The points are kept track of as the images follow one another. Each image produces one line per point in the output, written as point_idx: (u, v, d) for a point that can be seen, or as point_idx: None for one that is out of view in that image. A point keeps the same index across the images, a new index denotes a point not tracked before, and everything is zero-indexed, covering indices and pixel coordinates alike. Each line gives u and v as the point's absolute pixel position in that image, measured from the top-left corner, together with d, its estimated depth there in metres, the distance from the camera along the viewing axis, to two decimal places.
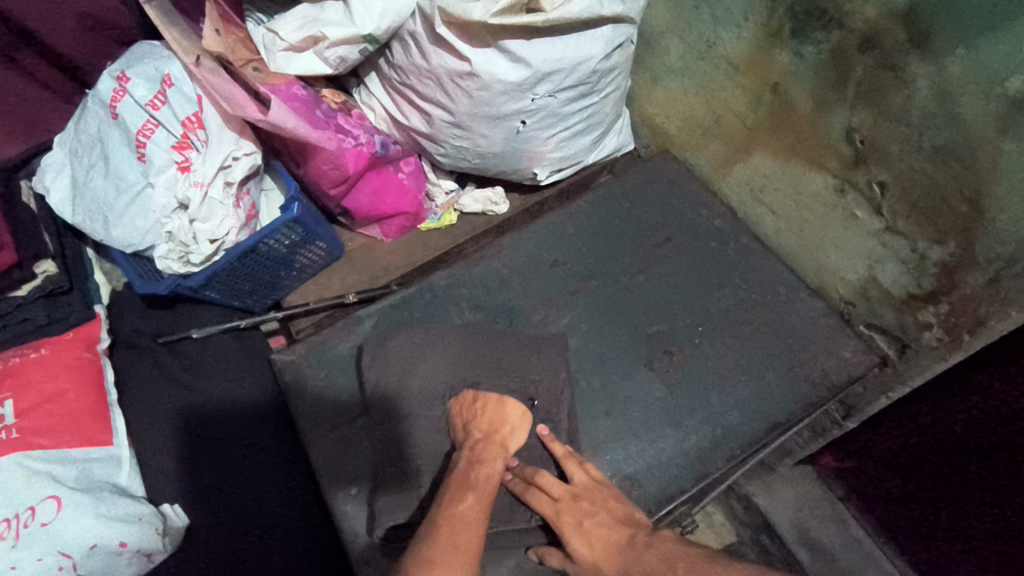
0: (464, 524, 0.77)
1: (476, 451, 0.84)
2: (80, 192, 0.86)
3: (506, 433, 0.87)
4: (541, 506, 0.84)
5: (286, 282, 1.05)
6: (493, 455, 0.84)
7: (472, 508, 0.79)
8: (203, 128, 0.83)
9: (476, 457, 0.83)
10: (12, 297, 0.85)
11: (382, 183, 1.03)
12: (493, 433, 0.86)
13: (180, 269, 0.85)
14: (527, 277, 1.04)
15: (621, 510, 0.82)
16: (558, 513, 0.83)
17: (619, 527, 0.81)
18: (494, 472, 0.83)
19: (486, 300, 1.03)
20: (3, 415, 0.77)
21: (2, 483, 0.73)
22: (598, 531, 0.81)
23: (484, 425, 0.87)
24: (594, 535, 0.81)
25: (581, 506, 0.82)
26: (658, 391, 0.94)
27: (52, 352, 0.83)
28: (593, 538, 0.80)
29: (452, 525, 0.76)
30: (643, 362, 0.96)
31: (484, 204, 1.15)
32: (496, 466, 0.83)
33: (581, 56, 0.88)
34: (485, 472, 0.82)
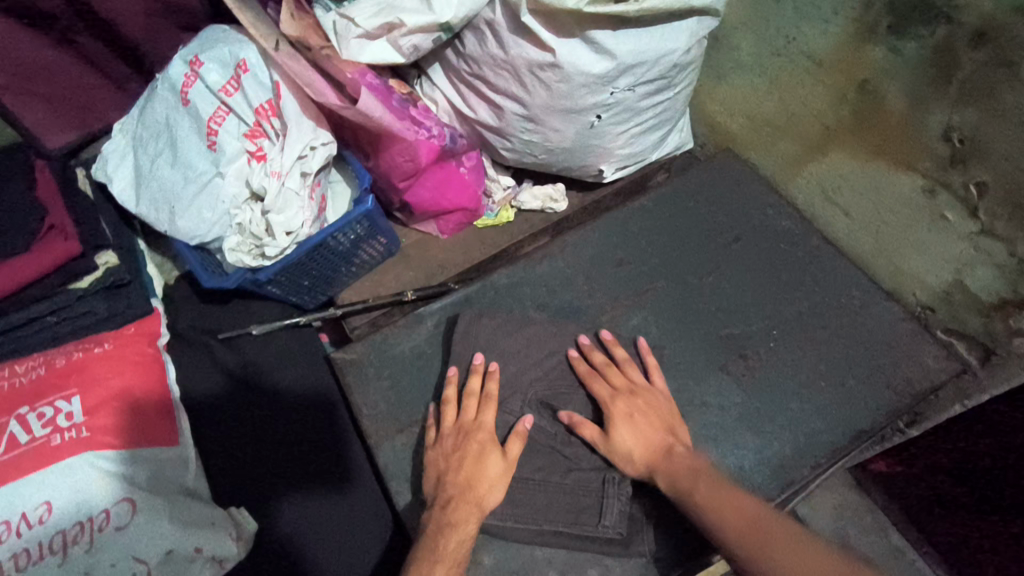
0: (457, 532, 0.76)
1: (455, 453, 0.81)
2: (145, 181, 0.83)
3: (501, 458, 0.81)
4: (598, 390, 0.85)
5: (343, 278, 1.02)
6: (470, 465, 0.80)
7: (471, 531, 0.77)
8: (278, 116, 0.80)
9: (450, 449, 0.82)
10: (72, 289, 0.80)
11: (445, 177, 0.99)
12: (479, 458, 0.80)
13: (252, 262, 0.81)
14: (591, 275, 1.01)
15: (666, 417, 0.84)
16: (612, 399, 0.84)
17: (664, 431, 0.82)
18: (487, 496, 0.79)
19: (551, 299, 0.99)
20: (70, 413, 0.73)
21: (74, 482, 0.69)
22: (642, 428, 0.81)
23: (455, 413, 0.85)
24: (640, 431, 0.81)
25: (637, 403, 0.84)
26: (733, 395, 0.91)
27: (115, 347, 0.80)
28: (637, 426, 0.81)
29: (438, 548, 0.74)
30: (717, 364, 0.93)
31: (543, 200, 1.11)
32: (493, 487, 0.80)
33: (664, 49, 0.86)
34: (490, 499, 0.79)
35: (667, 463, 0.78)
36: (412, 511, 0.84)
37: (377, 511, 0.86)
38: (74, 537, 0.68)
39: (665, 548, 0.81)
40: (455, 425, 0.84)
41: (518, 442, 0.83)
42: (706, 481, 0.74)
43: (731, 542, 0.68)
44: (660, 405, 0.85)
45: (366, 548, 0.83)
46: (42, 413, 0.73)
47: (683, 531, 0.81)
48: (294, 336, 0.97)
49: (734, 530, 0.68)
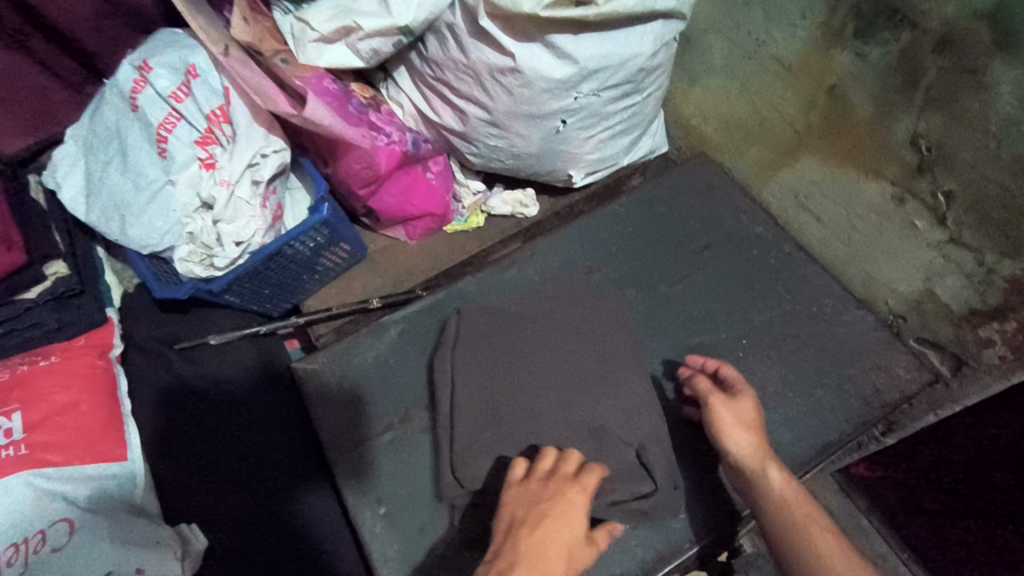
0: None
1: (543, 503, 0.67)
2: (95, 189, 0.81)
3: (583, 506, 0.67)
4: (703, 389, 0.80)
5: (306, 286, 1.01)
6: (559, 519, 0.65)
7: None
8: (229, 122, 0.79)
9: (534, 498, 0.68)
10: (21, 299, 0.79)
11: (410, 183, 0.98)
12: (569, 513, 0.66)
13: (202, 272, 0.80)
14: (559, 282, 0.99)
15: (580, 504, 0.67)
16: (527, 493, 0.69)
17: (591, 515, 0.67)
18: (517, 541, 0.63)
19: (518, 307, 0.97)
20: (10, 429, 0.71)
21: (11, 504, 0.68)
22: (572, 515, 0.66)
23: (542, 470, 0.71)
24: (561, 506, 0.66)
25: (561, 501, 0.67)
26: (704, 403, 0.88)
27: (62, 361, 0.77)
28: (559, 523, 0.65)
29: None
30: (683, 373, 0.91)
31: (513, 205, 1.10)
32: (537, 537, 0.63)
33: (628, 54, 0.84)
34: (555, 563, 0.62)
35: (778, 462, 0.75)
36: (371, 525, 0.82)
37: (333, 531, 0.85)
38: (8, 559, 0.65)
39: (627, 563, 0.79)
40: (526, 472, 0.71)
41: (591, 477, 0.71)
42: (812, 509, 0.70)
43: (795, 539, 0.68)
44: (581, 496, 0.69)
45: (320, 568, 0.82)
46: None
47: (645, 545, 0.80)
48: (254, 346, 0.95)
49: (818, 561, 0.65)
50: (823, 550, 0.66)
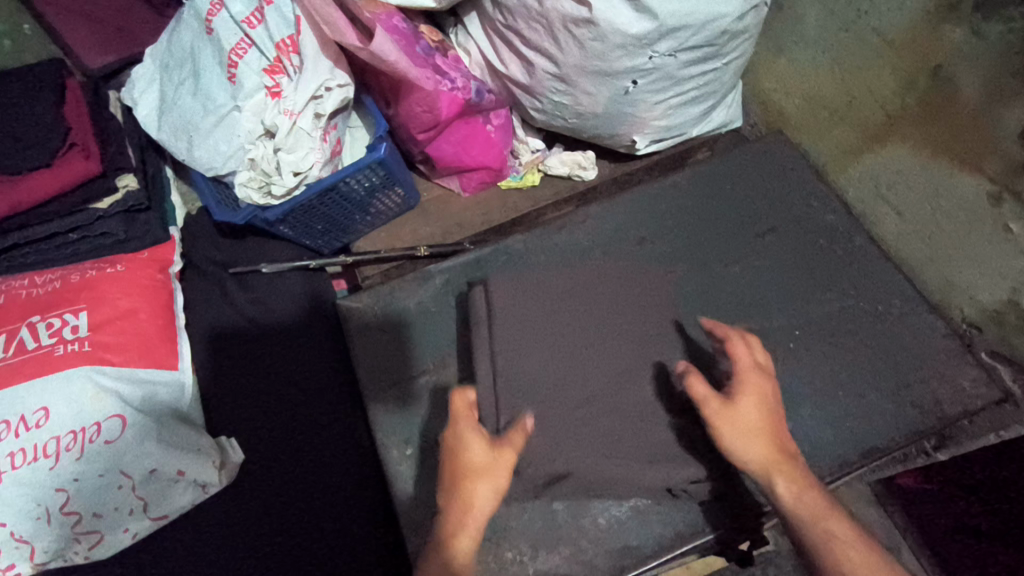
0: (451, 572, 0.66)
1: (454, 470, 0.69)
2: (168, 109, 0.83)
3: (484, 452, 0.69)
4: (699, 392, 0.73)
5: (358, 226, 1.02)
6: (464, 486, 0.68)
7: (467, 546, 0.67)
8: (297, 52, 0.78)
9: (450, 465, 0.69)
10: (92, 209, 0.83)
11: (470, 133, 0.96)
12: (461, 456, 0.69)
13: (259, 200, 0.81)
14: (609, 249, 0.96)
15: (477, 460, 0.68)
16: (453, 448, 0.70)
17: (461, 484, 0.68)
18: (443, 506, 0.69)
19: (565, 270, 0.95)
20: (77, 326, 0.75)
21: (71, 395, 0.72)
22: (457, 481, 0.68)
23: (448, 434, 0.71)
24: (461, 470, 0.69)
25: (471, 461, 0.69)
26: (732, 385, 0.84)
27: (126, 269, 0.81)
28: (470, 490, 0.68)
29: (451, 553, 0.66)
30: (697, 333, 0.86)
31: (572, 167, 1.06)
32: (456, 506, 0.68)
33: (713, 13, 0.79)
34: (479, 500, 0.68)
35: (787, 469, 0.71)
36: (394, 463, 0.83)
37: (353, 474, 0.85)
38: (67, 444, 0.71)
39: (644, 537, 0.78)
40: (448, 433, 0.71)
41: (519, 435, 0.71)
42: (830, 517, 0.68)
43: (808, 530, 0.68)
44: (469, 458, 0.69)
45: (341, 500, 0.84)
46: (51, 323, 0.75)
47: (664, 522, 0.78)
48: (304, 279, 0.95)
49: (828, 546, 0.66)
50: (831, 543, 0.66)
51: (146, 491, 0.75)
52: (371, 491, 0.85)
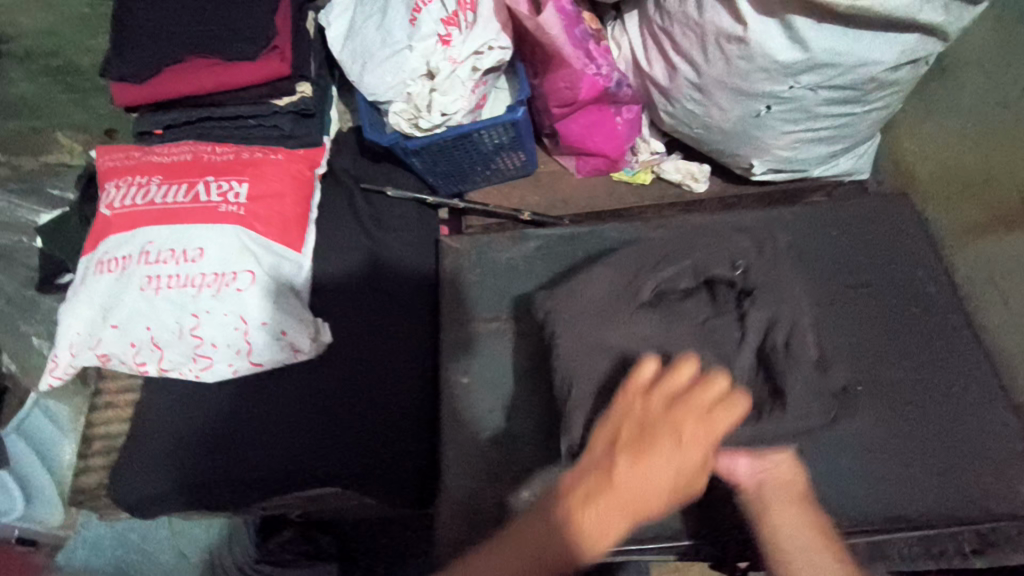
0: (587, 508, 0.57)
1: (648, 432, 0.59)
2: (352, 35, 0.96)
3: (658, 404, 0.60)
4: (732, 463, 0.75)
5: (477, 177, 1.12)
6: (644, 454, 0.58)
7: (620, 525, 0.57)
8: (473, 11, 0.89)
9: (630, 418, 0.60)
10: (271, 104, 0.98)
11: (599, 120, 1.05)
12: (636, 412, 0.61)
13: (406, 129, 0.93)
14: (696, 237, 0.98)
15: (686, 422, 0.59)
16: (643, 399, 0.61)
17: (672, 445, 0.58)
18: (618, 466, 0.58)
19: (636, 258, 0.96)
20: (238, 193, 0.90)
21: (222, 245, 0.86)
22: (659, 435, 0.59)
23: (665, 389, 0.61)
24: (666, 432, 0.59)
25: (695, 429, 0.59)
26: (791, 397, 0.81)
27: (285, 159, 0.96)
28: (648, 458, 0.57)
29: (591, 491, 0.57)
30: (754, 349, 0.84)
31: (685, 175, 1.12)
32: (639, 468, 0.57)
33: (866, 58, 0.81)
34: (654, 471, 0.57)
35: None
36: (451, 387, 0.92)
37: (414, 387, 0.92)
38: (209, 281, 0.85)
39: None
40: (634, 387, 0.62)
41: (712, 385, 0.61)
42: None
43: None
44: (655, 417, 0.60)
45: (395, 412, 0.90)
46: (220, 185, 0.90)
47: None
48: (419, 211, 1.09)
49: None
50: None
51: (256, 337, 0.86)
52: (424, 406, 0.91)
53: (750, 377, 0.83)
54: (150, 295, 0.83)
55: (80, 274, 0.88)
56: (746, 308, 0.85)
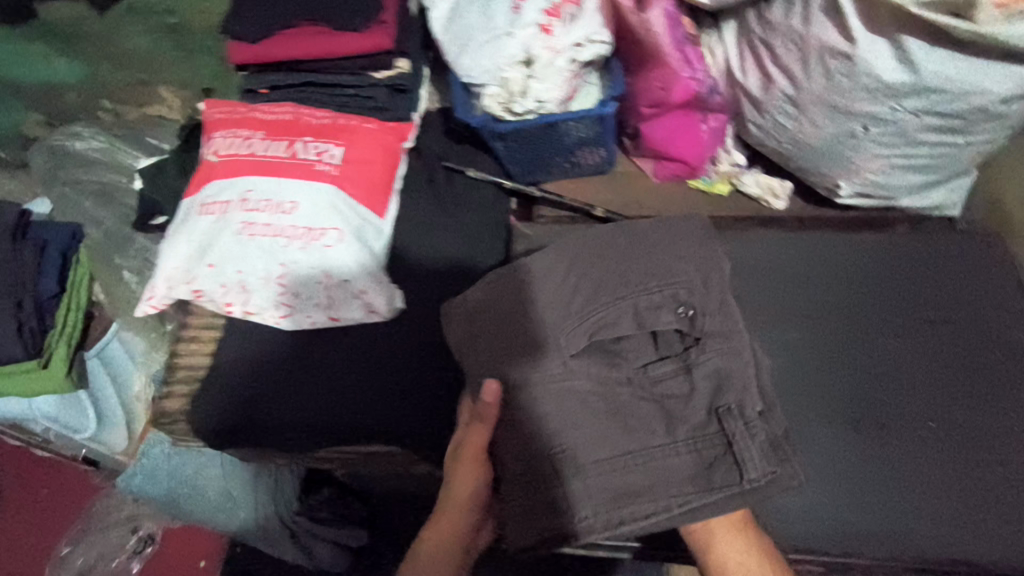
0: (430, 543, 0.77)
1: (454, 465, 0.77)
2: (453, 18, 0.99)
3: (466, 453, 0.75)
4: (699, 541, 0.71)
5: (556, 168, 1.13)
6: (456, 497, 0.76)
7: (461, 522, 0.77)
8: (577, 4, 0.91)
9: (453, 460, 0.77)
10: (371, 76, 1.03)
11: (684, 125, 1.06)
12: (460, 454, 0.76)
13: (497, 112, 0.95)
14: (631, 252, 0.78)
15: (475, 452, 0.74)
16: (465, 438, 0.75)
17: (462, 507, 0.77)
18: (446, 492, 0.77)
19: (553, 284, 0.77)
20: (334, 155, 0.94)
21: (315, 201, 0.89)
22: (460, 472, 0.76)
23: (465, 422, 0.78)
24: (460, 475, 0.75)
25: (472, 454, 0.74)
26: (754, 471, 0.65)
27: (378, 129, 1.00)
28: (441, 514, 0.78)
29: (440, 515, 0.77)
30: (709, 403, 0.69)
31: (766, 190, 1.10)
32: (439, 519, 0.77)
33: (977, 87, 0.79)
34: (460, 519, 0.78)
35: None
36: None
37: None
38: (299, 233, 0.87)
39: None
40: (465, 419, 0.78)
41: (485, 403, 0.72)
42: None
43: None
44: (477, 451, 0.74)
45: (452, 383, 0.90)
46: (319, 146, 0.94)
47: None
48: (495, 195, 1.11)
49: None
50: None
51: (336, 293, 0.89)
52: None
53: (698, 431, 0.68)
54: (243, 240, 0.87)
55: (181, 214, 0.93)
56: (692, 359, 0.71)
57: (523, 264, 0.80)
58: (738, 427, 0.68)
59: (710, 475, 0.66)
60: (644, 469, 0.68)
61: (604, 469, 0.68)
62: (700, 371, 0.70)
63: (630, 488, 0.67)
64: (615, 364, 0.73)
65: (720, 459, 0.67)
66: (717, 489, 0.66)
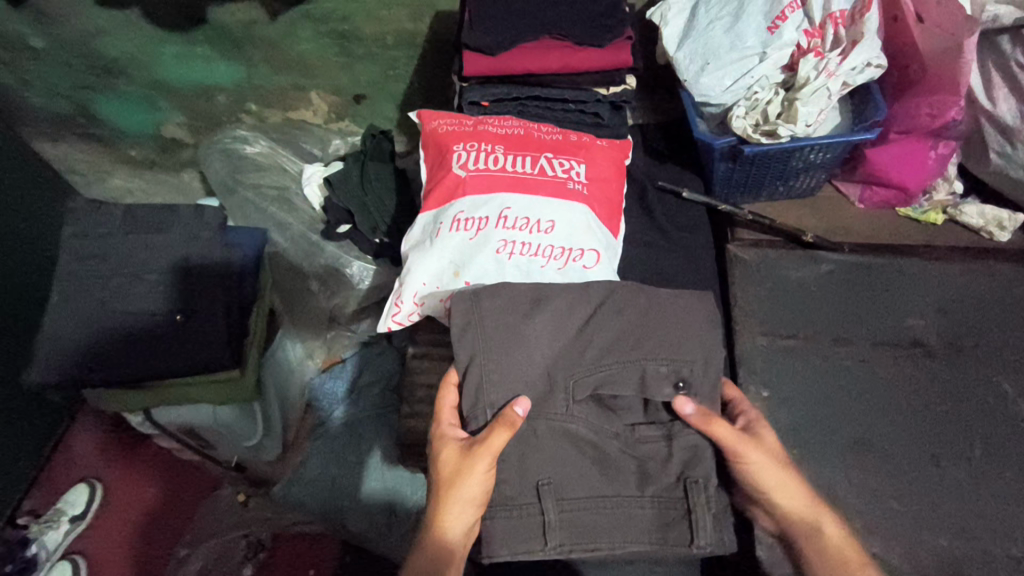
0: None
1: (447, 484, 0.69)
2: (692, 36, 0.95)
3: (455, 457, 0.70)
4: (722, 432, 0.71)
5: (763, 191, 1.10)
6: (460, 527, 0.70)
7: None
8: (845, 26, 0.89)
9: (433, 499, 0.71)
10: (597, 92, 1.01)
11: (913, 152, 1.03)
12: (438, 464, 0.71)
13: (749, 133, 0.90)
14: (652, 323, 0.78)
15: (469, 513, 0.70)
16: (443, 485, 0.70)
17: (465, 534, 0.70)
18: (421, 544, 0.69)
19: (562, 332, 0.77)
20: (580, 173, 0.92)
21: (573, 221, 0.88)
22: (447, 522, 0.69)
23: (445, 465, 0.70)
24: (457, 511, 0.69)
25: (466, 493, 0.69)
26: (702, 538, 0.69)
27: (608, 146, 0.98)
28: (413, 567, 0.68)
29: None
30: (679, 471, 0.72)
31: (989, 221, 1.06)
32: None
33: None
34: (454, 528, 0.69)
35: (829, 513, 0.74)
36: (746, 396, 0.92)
37: None
38: (558, 254, 0.87)
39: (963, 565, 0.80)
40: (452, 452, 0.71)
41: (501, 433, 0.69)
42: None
43: None
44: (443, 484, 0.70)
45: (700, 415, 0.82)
46: (564, 164, 0.92)
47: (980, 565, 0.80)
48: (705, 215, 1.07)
49: None
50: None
51: None
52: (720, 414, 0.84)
53: (663, 492, 0.72)
54: (501, 257, 0.86)
55: (421, 228, 0.92)
56: (675, 429, 0.73)
57: (552, 296, 0.79)
58: (702, 498, 0.71)
59: (668, 531, 0.70)
60: (611, 513, 0.71)
61: (565, 522, 0.70)
62: (680, 441, 0.73)
63: (591, 528, 0.70)
64: (610, 417, 0.75)
65: (680, 520, 0.70)
66: (670, 544, 0.70)
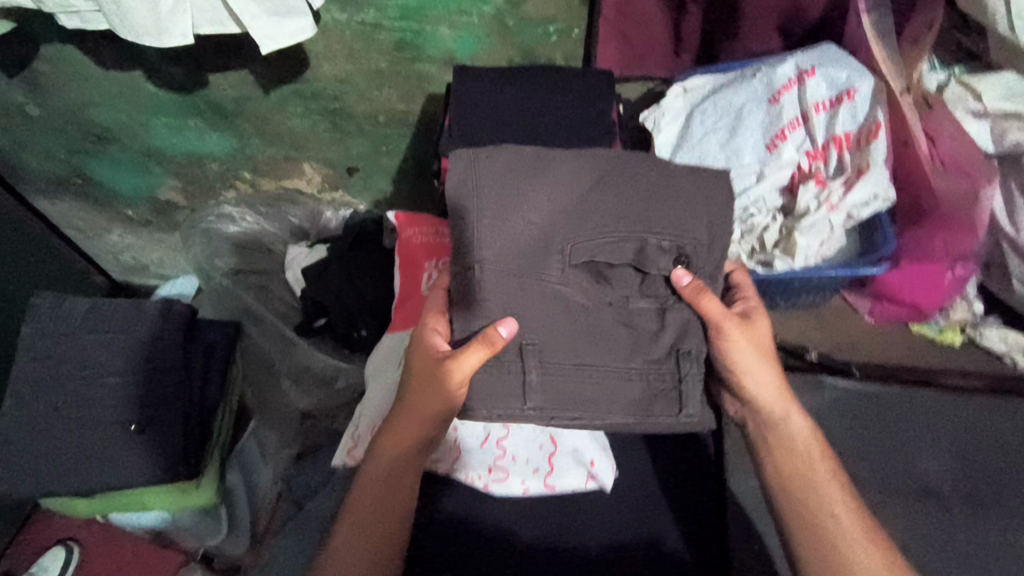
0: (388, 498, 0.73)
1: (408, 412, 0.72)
2: (687, 144, 0.88)
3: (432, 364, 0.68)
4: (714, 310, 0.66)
5: (763, 306, 1.02)
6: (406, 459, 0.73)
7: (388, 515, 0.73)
8: (850, 151, 0.83)
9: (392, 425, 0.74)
10: None
11: (928, 273, 0.93)
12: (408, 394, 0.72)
13: (745, 260, 0.85)
14: (626, 191, 0.67)
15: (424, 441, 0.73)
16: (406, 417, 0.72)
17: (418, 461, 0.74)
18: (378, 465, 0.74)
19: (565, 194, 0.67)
20: None
21: None
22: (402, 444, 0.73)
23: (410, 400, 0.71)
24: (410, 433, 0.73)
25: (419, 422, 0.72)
26: (691, 407, 0.67)
27: None
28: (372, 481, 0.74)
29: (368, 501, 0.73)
30: (673, 343, 0.67)
31: (1014, 347, 0.96)
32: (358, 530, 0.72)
33: None
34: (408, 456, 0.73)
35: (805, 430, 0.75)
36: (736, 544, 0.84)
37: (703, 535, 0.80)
38: None
39: None
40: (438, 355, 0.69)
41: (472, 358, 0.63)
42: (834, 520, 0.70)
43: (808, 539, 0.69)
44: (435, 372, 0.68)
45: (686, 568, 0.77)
46: None
47: None
48: None
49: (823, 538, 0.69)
50: (842, 524, 0.68)
51: (560, 459, 0.80)
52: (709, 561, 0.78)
53: (652, 365, 0.67)
54: None
55: (390, 347, 0.93)
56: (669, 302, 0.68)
57: (556, 158, 0.68)
58: (692, 371, 0.67)
59: (652, 404, 0.66)
60: (595, 382, 0.66)
61: (545, 386, 0.65)
62: (673, 316, 0.68)
63: (574, 393, 0.65)
64: (603, 286, 0.68)
65: (669, 392, 0.67)
66: (655, 417, 0.66)
